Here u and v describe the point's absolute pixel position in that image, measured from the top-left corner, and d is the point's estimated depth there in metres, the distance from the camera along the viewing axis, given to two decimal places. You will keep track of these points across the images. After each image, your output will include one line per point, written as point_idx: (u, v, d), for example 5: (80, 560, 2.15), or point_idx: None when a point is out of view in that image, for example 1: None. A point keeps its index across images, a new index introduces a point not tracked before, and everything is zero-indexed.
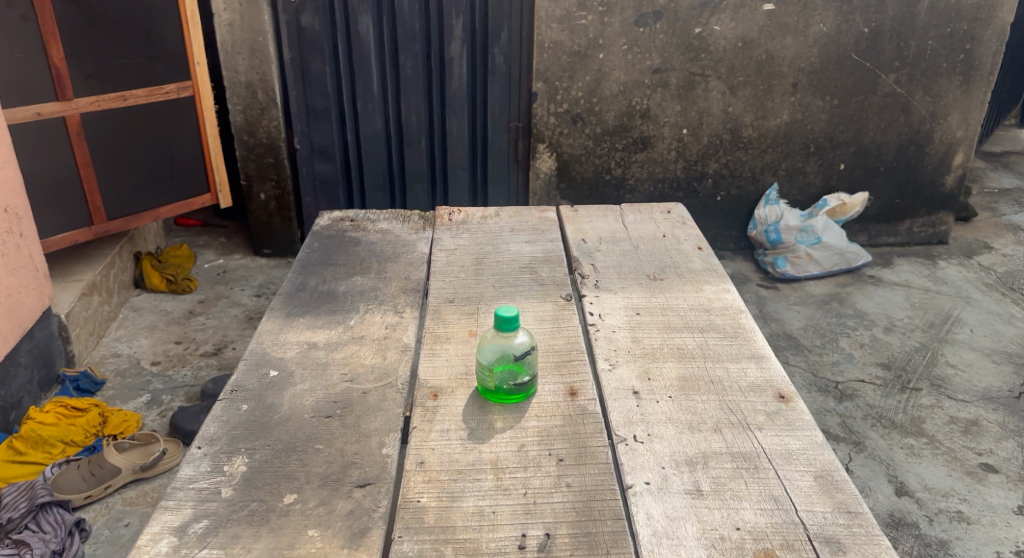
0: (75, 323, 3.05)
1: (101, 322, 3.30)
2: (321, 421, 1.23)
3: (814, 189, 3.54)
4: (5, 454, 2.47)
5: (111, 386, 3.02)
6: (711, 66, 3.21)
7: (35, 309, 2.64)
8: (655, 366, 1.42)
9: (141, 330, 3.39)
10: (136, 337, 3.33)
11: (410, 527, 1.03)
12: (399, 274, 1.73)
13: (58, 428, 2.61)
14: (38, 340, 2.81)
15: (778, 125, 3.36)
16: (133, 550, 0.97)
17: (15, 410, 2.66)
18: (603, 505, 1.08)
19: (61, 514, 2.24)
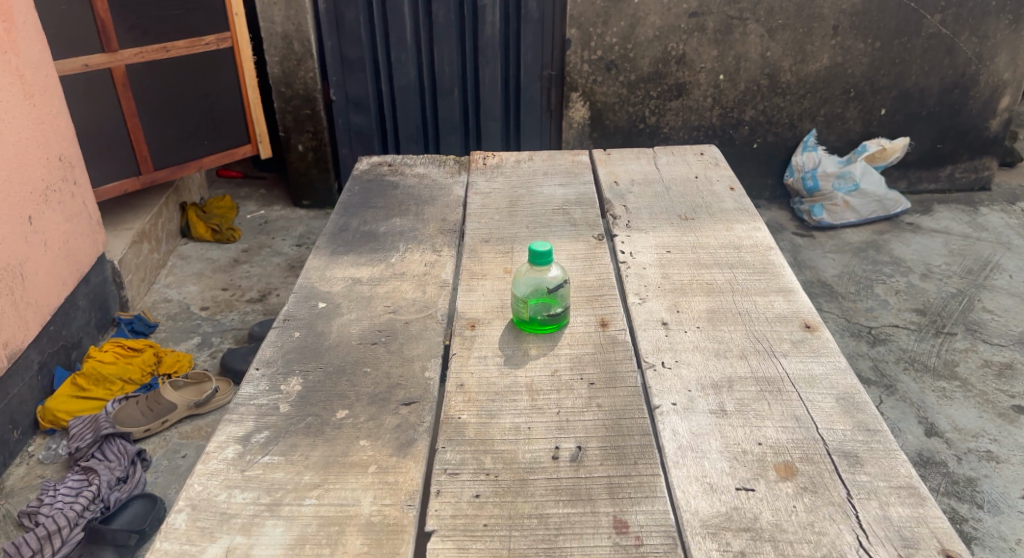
0: (127, 270, 3.20)
1: (152, 269, 3.45)
2: (367, 347, 1.31)
3: (853, 134, 3.49)
4: (70, 390, 2.64)
5: (164, 329, 3.17)
6: (749, 9, 3.16)
7: (91, 254, 2.78)
8: (684, 300, 1.47)
9: (190, 277, 3.53)
10: (186, 284, 3.48)
11: (452, 439, 1.12)
12: (437, 215, 1.80)
13: (116, 367, 2.77)
14: (94, 284, 2.97)
15: (817, 69, 3.31)
16: (202, 455, 1.07)
17: (76, 349, 2.82)
18: (631, 422, 1.15)
19: (123, 444, 2.41)
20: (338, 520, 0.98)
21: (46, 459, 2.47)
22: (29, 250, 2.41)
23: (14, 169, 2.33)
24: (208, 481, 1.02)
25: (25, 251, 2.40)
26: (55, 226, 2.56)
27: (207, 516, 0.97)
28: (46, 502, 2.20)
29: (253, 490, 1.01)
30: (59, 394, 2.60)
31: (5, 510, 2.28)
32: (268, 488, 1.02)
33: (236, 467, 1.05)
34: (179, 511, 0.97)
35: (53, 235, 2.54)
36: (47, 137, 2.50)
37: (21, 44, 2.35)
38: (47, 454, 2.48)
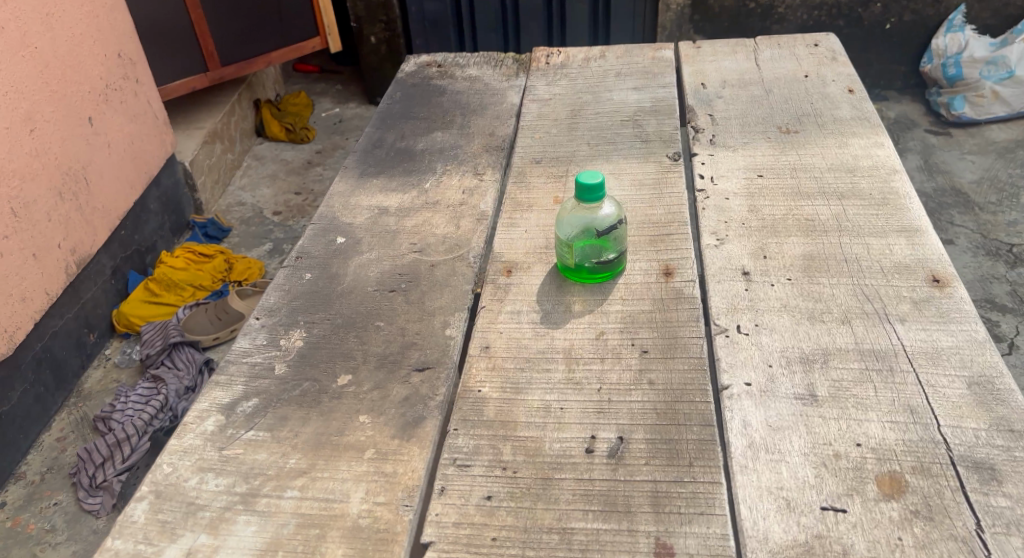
0: (199, 171, 3.13)
1: (226, 171, 3.38)
2: (383, 295, 1.13)
3: (1011, 11, 2.90)
4: (143, 295, 2.62)
5: (237, 234, 3.12)
6: None
7: (158, 159, 2.71)
8: (774, 242, 1.20)
9: (263, 179, 3.45)
10: (259, 187, 3.40)
11: (467, 420, 0.93)
12: (484, 129, 1.57)
13: (187, 273, 2.74)
14: (166, 187, 2.91)
15: None
16: (180, 427, 0.93)
17: (150, 253, 2.80)
18: (689, 408, 0.93)
19: (192, 353, 2.41)
20: (320, 520, 0.82)
21: (120, 363, 2.47)
22: (93, 154, 2.35)
23: (68, 67, 2.23)
24: (179, 462, 0.88)
25: (87, 154, 2.32)
26: (119, 128, 2.48)
27: (172, 507, 0.83)
28: (117, 408, 2.20)
29: (228, 476, 0.87)
30: (132, 298, 2.59)
31: (82, 413, 2.30)
32: (247, 472, 0.87)
33: (214, 443, 0.91)
34: (142, 498, 0.83)
35: (116, 137, 2.47)
36: (102, 34, 2.38)
37: None
38: (122, 359, 2.49)
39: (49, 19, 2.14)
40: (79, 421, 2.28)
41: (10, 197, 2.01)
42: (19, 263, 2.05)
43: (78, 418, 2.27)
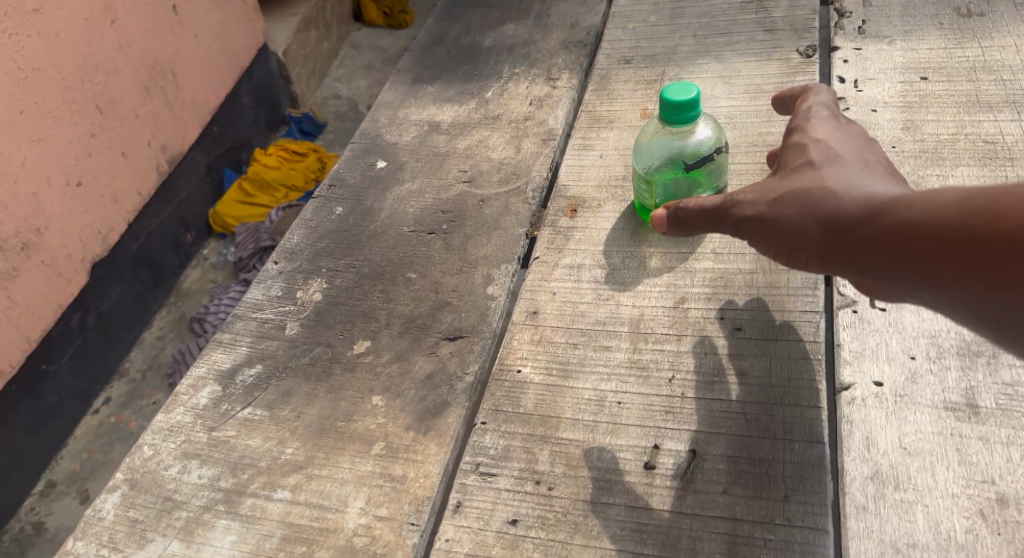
0: (295, 62, 2.90)
1: (322, 60, 3.16)
2: (421, 239, 0.94)
3: None
4: (238, 195, 2.38)
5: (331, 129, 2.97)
6: None
7: (249, 46, 2.26)
8: (934, 176, 0.89)
9: (360, 70, 3.22)
10: (356, 78, 3.18)
11: (500, 411, 0.75)
12: (566, 19, 1.29)
13: (281, 172, 2.45)
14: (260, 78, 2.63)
15: None
16: (172, 398, 0.80)
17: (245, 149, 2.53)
18: (791, 417, 0.69)
19: None
20: (309, 536, 0.67)
21: (217, 264, 2.29)
22: (178, 45, 1.93)
23: None
24: (162, 444, 0.76)
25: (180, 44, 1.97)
26: (205, 12, 2.03)
27: (145, 504, 0.71)
28: (211, 309, 2.05)
29: (215, 466, 0.73)
30: (227, 198, 2.35)
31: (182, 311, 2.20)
32: (236, 463, 0.73)
33: (206, 421, 0.77)
34: (113, 489, 0.72)
35: (203, 24, 2.02)
36: None
37: None
38: (218, 261, 2.29)
39: None
40: (176, 320, 2.11)
41: (97, 93, 1.70)
42: (109, 165, 1.76)
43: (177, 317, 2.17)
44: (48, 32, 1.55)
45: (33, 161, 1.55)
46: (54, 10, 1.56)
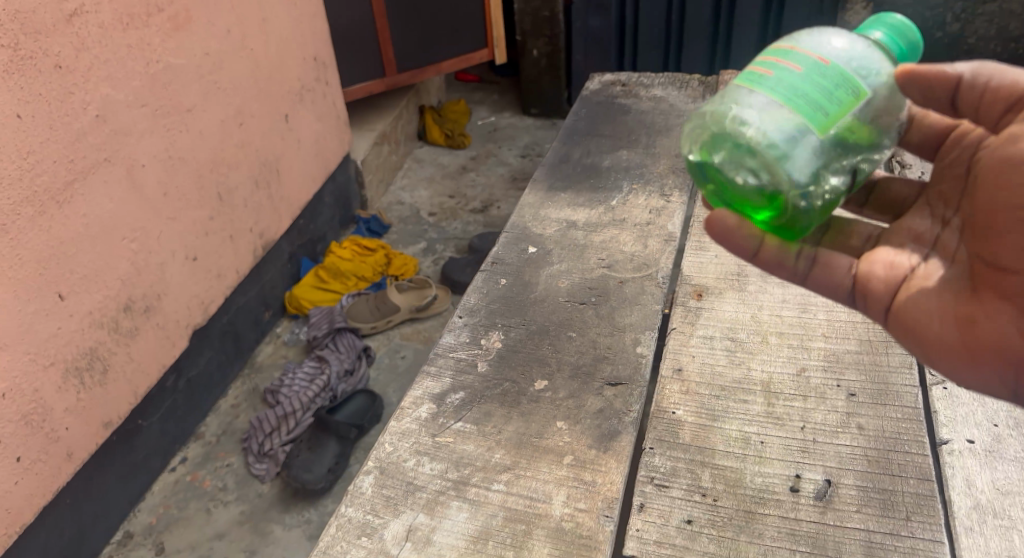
0: (369, 170, 3.06)
1: (390, 171, 3.31)
2: (575, 307, 1.16)
3: None
4: (313, 281, 2.57)
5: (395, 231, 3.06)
6: None
7: None
8: None
9: (422, 181, 3.38)
10: (418, 189, 3.32)
11: (663, 441, 0.94)
12: (670, 150, 1.56)
13: (352, 264, 2.65)
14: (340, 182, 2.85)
15: None
16: (397, 410, 1.00)
17: (321, 242, 2.75)
18: (903, 460, 0.88)
19: (352, 339, 2.32)
20: (525, 518, 0.85)
21: (289, 341, 2.42)
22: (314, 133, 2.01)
23: (275, 68, 2.25)
24: (398, 443, 0.95)
25: (281, 149, 2.32)
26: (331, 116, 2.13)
27: (393, 485, 0.90)
28: (285, 383, 2.17)
29: (441, 462, 0.92)
30: (303, 283, 2.54)
31: (254, 384, 2.26)
32: (457, 461, 0.93)
33: (428, 430, 0.97)
34: (368, 472, 0.91)
35: None
36: (304, 36, 2.40)
37: None
38: (290, 337, 2.43)
39: (264, 19, 2.16)
40: (250, 391, 2.24)
41: (217, 183, 2.01)
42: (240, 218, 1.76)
43: (250, 389, 2.23)
44: (193, 130, 1.89)
45: (166, 236, 1.82)
46: (203, 114, 1.92)
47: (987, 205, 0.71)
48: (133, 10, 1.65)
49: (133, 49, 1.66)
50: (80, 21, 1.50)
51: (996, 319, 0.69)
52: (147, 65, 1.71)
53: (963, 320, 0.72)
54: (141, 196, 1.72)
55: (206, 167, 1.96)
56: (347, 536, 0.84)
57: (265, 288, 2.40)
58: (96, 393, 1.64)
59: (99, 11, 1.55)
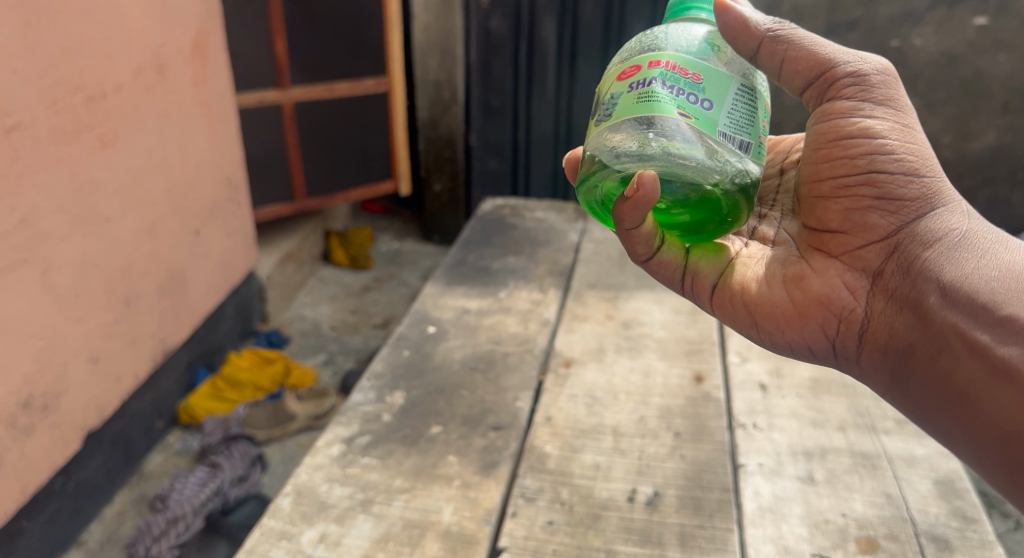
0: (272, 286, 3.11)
1: (293, 287, 3.34)
2: (467, 372, 1.41)
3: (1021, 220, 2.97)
4: (209, 391, 2.52)
5: (295, 344, 3.05)
6: (909, 81, 2.81)
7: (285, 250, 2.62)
8: (788, 364, 1.42)
9: (324, 299, 3.39)
10: (320, 304, 3.35)
11: (533, 467, 1.17)
12: (549, 258, 1.89)
13: (251, 373, 2.61)
14: (243, 295, 2.86)
15: (980, 148, 2.88)
16: (312, 449, 1.20)
17: (219, 352, 2.72)
18: (712, 477, 1.14)
19: (247, 446, 2.32)
20: (420, 524, 1.05)
21: (180, 451, 2.37)
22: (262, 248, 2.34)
23: (190, 186, 2.39)
24: (313, 472, 1.15)
25: None
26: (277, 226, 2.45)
27: (308, 502, 1.09)
28: (175, 487, 2.13)
29: (350, 486, 1.12)
30: (198, 394, 2.49)
31: (142, 490, 2.21)
32: (363, 485, 1.12)
33: (338, 464, 1.16)
34: (286, 495, 1.10)
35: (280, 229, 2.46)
36: (221, 158, 2.59)
37: (212, 77, 2.48)
38: (182, 447, 2.38)
39: (185, 142, 2.34)
40: (137, 498, 2.20)
41: (125, 289, 2.08)
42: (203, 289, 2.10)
43: (139, 496, 2.18)
44: (109, 239, 1.99)
45: (70, 337, 1.87)
46: (119, 225, 2.03)
47: (817, 192, 1.00)
48: (65, 128, 1.79)
49: (62, 162, 1.79)
50: (18, 135, 1.65)
51: (825, 276, 0.98)
52: (73, 178, 1.84)
53: (794, 278, 1.00)
54: (53, 296, 1.79)
55: (115, 275, 2.03)
56: (268, 541, 1.03)
57: (159, 396, 2.38)
58: None
59: (37, 128, 1.70)
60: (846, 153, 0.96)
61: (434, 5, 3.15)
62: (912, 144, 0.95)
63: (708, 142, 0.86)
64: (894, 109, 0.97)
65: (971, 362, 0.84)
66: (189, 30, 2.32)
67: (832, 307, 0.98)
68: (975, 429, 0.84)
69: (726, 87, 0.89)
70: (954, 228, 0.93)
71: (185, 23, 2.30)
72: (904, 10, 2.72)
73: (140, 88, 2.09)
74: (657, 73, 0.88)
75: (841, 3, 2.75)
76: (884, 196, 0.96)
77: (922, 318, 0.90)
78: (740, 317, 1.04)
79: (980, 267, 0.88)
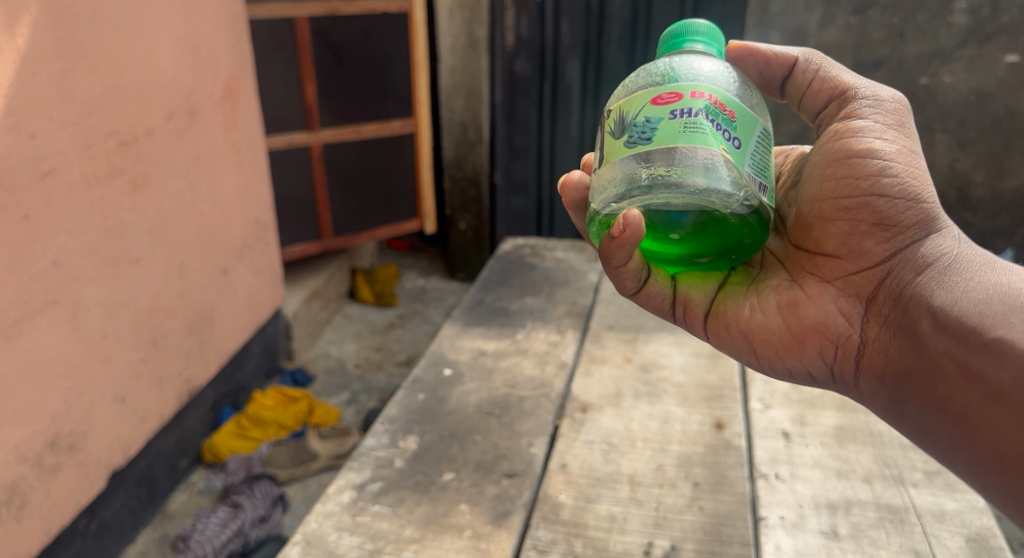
0: (298, 324, 3.13)
1: (319, 325, 3.36)
2: (482, 416, 1.39)
3: None
4: (232, 428, 2.52)
5: (319, 382, 3.05)
6: (938, 119, 2.78)
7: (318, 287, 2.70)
8: (812, 412, 1.38)
9: (350, 335, 3.41)
10: (345, 341, 3.36)
11: (547, 518, 1.14)
12: (568, 299, 1.88)
13: (274, 411, 2.61)
14: (269, 334, 2.88)
15: (1015, 186, 2.81)
16: (322, 495, 1.19)
17: (245, 391, 2.72)
18: (731, 530, 1.10)
19: (269, 485, 2.31)
20: None
21: (203, 489, 2.36)
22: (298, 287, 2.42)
23: (219, 227, 2.43)
24: (323, 521, 1.14)
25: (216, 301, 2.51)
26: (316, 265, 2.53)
27: (317, 552, 1.08)
28: (197, 527, 2.12)
29: (359, 535, 1.11)
30: (222, 431, 2.49)
31: (164, 531, 2.20)
32: (373, 535, 1.11)
33: (349, 511, 1.16)
34: (295, 544, 1.09)
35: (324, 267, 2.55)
36: (249, 200, 2.63)
37: (242, 121, 2.53)
38: (205, 486, 2.38)
39: (214, 185, 2.38)
40: (159, 538, 2.19)
41: (152, 327, 2.10)
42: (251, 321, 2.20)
43: (160, 536, 2.18)
44: (139, 279, 2.02)
45: (98, 376, 1.88)
46: (148, 265, 2.06)
47: (816, 212, 0.97)
48: (98, 172, 1.84)
49: (94, 205, 1.83)
50: (52, 179, 1.68)
51: (819, 303, 0.97)
52: (103, 219, 1.87)
53: (789, 305, 0.98)
54: (81, 336, 1.81)
55: (144, 314, 2.06)
56: None
57: (183, 435, 2.37)
58: (11, 528, 1.61)
59: (70, 172, 1.74)
60: (853, 173, 0.93)
61: (460, 48, 3.18)
62: (914, 165, 0.93)
63: (746, 183, 0.86)
64: (895, 129, 0.95)
65: (965, 388, 0.80)
66: (219, 76, 2.38)
67: (828, 333, 0.96)
68: (977, 458, 0.80)
69: (753, 129, 0.89)
70: (946, 251, 0.90)
71: (217, 70, 2.36)
72: (932, 48, 2.70)
73: (171, 134, 2.14)
74: (700, 105, 0.86)
75: (866, 42, 2.74)
76: (880, 220, 0.93)
77: (916, 345, 0.87)
78: (737, 345, 1.03)
79: (971, 290, 0.85)
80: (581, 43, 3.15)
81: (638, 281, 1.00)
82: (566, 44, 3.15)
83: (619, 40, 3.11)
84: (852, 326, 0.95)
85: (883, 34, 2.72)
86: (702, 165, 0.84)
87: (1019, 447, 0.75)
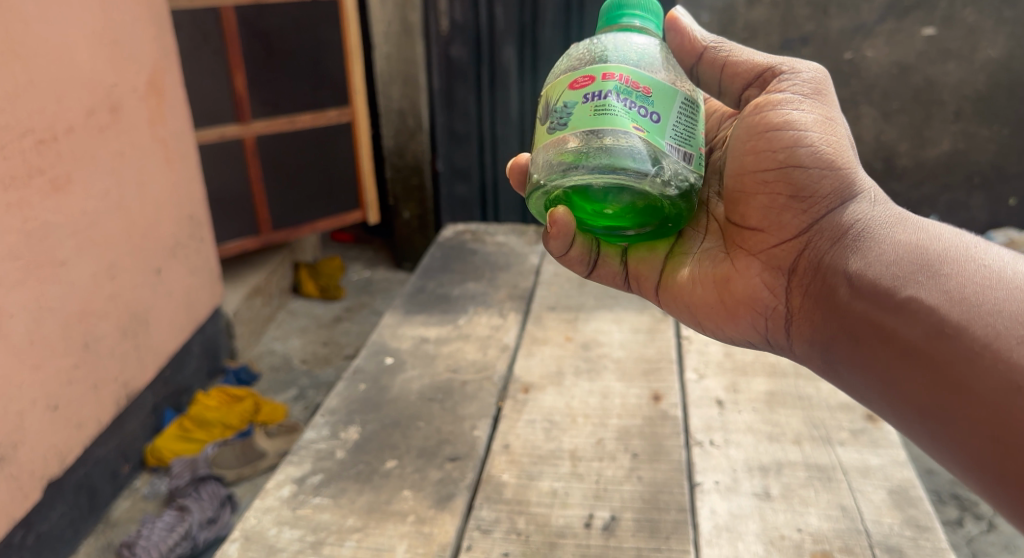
0: (240, 321, 3.07)
1: (261, 321, 3.29)
2: (424, 403, 1.39)
3: (978, 224, 3.02)
4: (175, 431, 2.46)
5: (265, 380, 3.00)
6: (863, 92, 2.88)
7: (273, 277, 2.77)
8: (744, 380, 1.42)
9: (295, 330, 3.36)
10: (290, 337, 3.30)
11: (490, 498, 1.15)
12: (509, 282, 1.89)
13: (219, 411, 2.55)
14: (209, 333, 2.82)
15: (936, 155, 2.93)
16: (262, 492, 1.18)
17: (187, 393, 2.65)
18: (668, 497, 1.13)
19: (216, 487, 2.26)
20: None
21: (148, 494, 2.30)
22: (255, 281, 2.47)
23: (149, 225, 2.36)
24: (262, 516, 1.13)
25: None
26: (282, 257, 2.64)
27: (256, 548, 1.07)
28: (143, 533, 2.06)
29: (300, 528, 1.10)
30: (165, 434, 2.43)
31: (108, 539, 2.15)
32: (314, 527, 1.11)
33: (289, 505, 1.15)
34: (233, 541, 1.08)
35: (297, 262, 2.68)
36: (181, 198, 2.55)
37: (169, 114, 2.46)
38: (149, 490, 2.33)
39: (141, 183, 2.30)
40: (103, 547, 2.13)
41: (84, 332, 2.03)
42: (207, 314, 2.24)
43: (103, 545, 2.12)
44: (66, 282, 1.95)
45: (26, 385, 1.81)
46: (76, 267, 1.99)
47: (739, 186, 1.02)
48: (15, 172, 1.76)
49: (12, 208, 1.75)
50: None
51: (746, 276, 1.02)
52: (23, 222, 1.79)
53: (721, 279, 1.04)
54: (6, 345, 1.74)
55: (74, 318, 1.99)
56: None
57: (124, 441, 2.31)
58: None
59: None
60: (769, 146, 0.98)
61: (394, 35, 3.17)
62: (829, 134, 0.97)
63: (657, 156, 0.90)
64: (811, 98, 1.00)
65: (884, 348, 0.83)
66: (142, 70, 2.30)
67: (760, 304, 1.02)
68: (901, 412, 0.83)
69: (672, 101, 0.94)
70: (859, 217, 0.94)
71: (138, 62, 2.28)
72: (855, 23, 2.78)
73: (93, 131, 2.06)
74: (611, 86, 0.91)
75: (792, 19, 2.80)
76: (796, 192, 0.98)
77: (834, 310, 0.91)
78: (682, 318, 1.11)
79: (882, 253, 0.88)
80: (516, 28, 3.11)
81: (588, 264, 1.12)
82: (502, 28, 3.09)
83: (554, 22, 3.09)
84: (779, 295, 1.01)
85: (809, 10, 2.79)
86: (602, 148, 0.88)
87: (934, 398, 0.79)
